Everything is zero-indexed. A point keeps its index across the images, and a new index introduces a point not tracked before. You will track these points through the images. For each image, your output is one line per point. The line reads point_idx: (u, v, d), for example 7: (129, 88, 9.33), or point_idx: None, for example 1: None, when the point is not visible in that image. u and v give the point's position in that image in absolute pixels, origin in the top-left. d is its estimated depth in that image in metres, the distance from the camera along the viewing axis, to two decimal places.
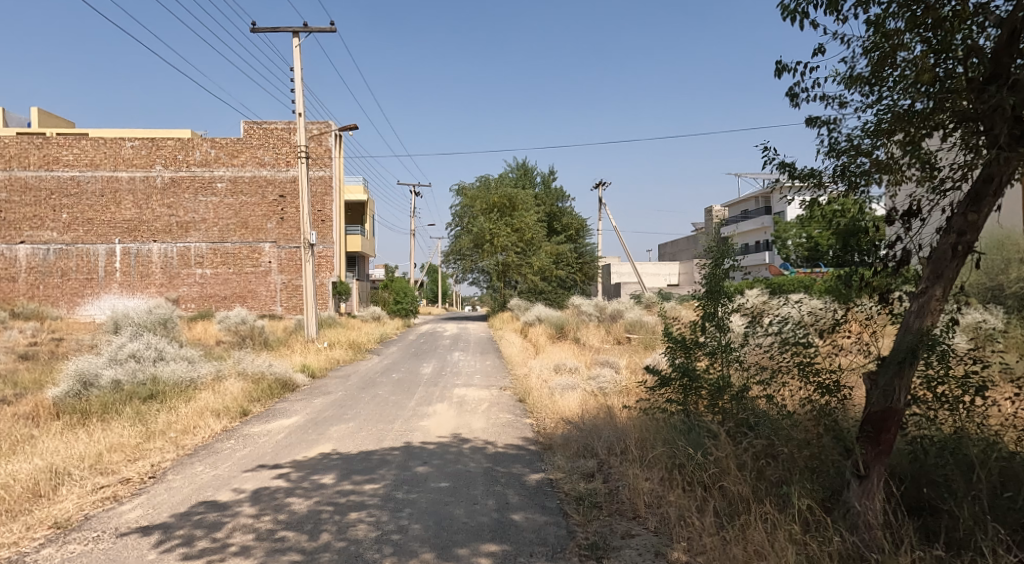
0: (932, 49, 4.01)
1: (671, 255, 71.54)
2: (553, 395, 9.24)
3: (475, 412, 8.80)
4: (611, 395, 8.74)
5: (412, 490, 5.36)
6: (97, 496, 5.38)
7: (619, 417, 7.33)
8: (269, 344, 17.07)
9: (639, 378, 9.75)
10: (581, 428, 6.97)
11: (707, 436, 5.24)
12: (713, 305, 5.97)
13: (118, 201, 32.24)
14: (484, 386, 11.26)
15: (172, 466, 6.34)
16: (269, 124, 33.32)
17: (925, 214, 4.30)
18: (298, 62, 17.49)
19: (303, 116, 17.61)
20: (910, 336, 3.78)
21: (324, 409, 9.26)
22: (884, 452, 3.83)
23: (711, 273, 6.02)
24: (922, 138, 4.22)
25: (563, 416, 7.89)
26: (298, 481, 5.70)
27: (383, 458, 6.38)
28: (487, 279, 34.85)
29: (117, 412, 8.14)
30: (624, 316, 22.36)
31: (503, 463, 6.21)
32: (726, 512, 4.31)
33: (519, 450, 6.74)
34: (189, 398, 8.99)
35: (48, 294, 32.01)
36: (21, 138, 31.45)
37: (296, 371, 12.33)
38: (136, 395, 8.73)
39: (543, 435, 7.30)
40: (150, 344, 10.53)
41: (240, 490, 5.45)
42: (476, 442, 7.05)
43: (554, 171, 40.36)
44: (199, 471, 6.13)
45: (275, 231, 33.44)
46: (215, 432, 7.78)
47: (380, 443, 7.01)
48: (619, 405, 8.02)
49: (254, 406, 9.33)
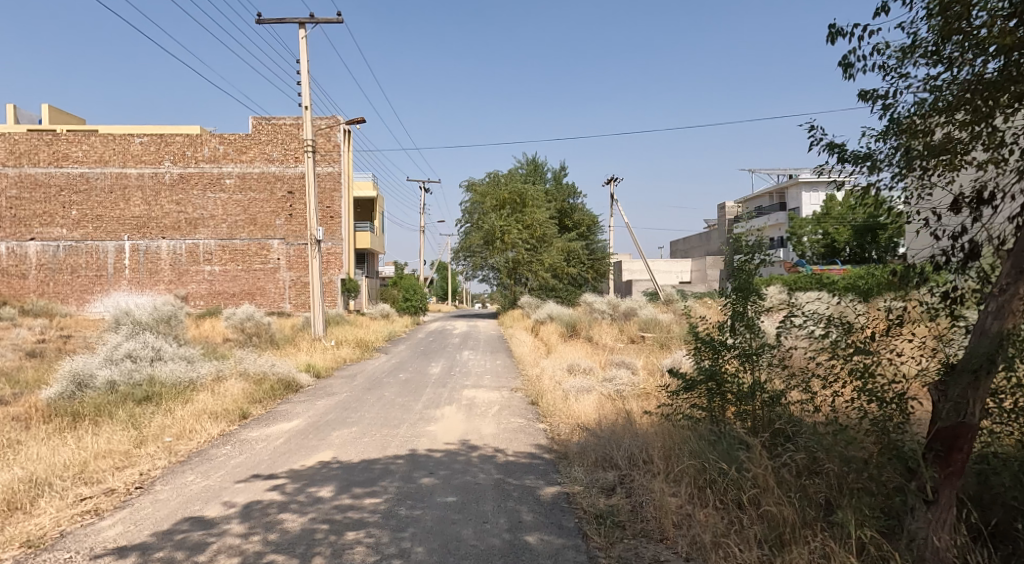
0: (1010, 10, 3.50)
1: (683, 253, 70.67)
2: (568, 398, 8.72)
3: (485, 416, 8.33)
4: (629, 398, 8.25)
5: (416, 506, 4.91)
6: (78, 510, 4.98)
7: (639, 424, 6.87)
8: (275, 342, 16.81)
9: (658, 380, 9.25)
10: (600, 434, 6.49)
11: (740, 448, 4.77)
12: (742, 304, 5.58)
13: (127, 198, 32.14)
14: (493, 387, 10.79)
15: (163, 474, 5.96)
16: (278, 120, 33.11)
17: (998, 201, 3.80)
18: (304, 53, 17.15)
19: (309, 108, 17.24)
20: (986, 339, 3.25)
21: (327, 412, 8.82)
22: (954, 474, 3.34)
23: (739, 269, 5.64)
24: (994, 115, 3.68)
25: (579, 422, 7.40)
26: (293, 494, 5.26)
27: (386, 468, 5.94)
28: (496, 276, 34.26)
29: (109, 414, 7.76)
30: (638, 313, 21.74)
31: (514, 473, 5.75)
32: (771, 542, 3.78)
33: (532, 458, 6.30)
34: (186, 399, 8.60)
35: (58, 290, 31.96)
36: (31, 134, 31.43)
37: (300, 371, 11.90)
38: (131, 396, 8.34)
39: (558, 443, 6.84)
40: (148, 343, 10.17)
41: (231, 504, 5.05)
42: (485, 450, 6.59)
43: (565, 167, 39.87)
44: (189, 481, 5.73)
45: (284, 228, 33.14)
46: (212, 437, 7.39)
47: (384, 450, 6.58)
48: (639, 410, 7.53)
49: (255, 408, 8.94)
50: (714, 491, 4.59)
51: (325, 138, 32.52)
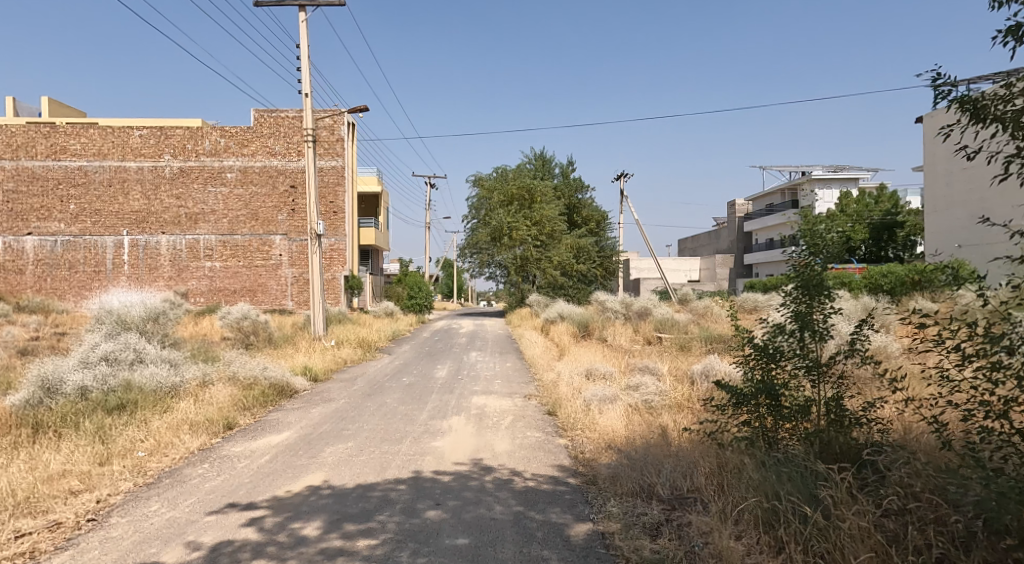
0: None
1: (691, 250, 69.62)
2: (591, 409, 7.76)
3: (498, 429, 7.42)
4: (661, 411, 7.34)
5: (421, 552, 4.01)
6: (8, 552, 4.11)
7: (676, 442, 5.97)
8: (273, 341, 16.03)
9: (689, 389, 8.31)
10: (636, 455, 5.57)
11: (818, 483, 4.00)
12: (807, 305, 4.96)
13: (126, 192, 31.41)
14: (505, 394, 9.90)
15: (123, 502, 5.09)
16: (281, 112, 32.34)
17: None
18: (303, 37, 16.29)
19: (309, 96, 16.40)
20: None
21: (323, 422, 7.95)
22: None
23: (803, 264, 5.04)
24: None
25: (607, 439, 6.47)
26: (273, 531, 4.36)
27: (384, 497, 5.02)
28: (504, 274, 33.26)
29: (75, 425, 6.88)
30: (653, 313, 20.85)
31: (536, 505, 4.83)
32: None
33: (556, 484, 5.38)
34: (166, 408, 7.71)
35: (55, 286, 31.16)
36: (28, 126, 30.64)
37: (295, 374, 11.01)
38: (102, 404, 7.45)
39: (583, 464, 5.94)
40: (128, 344, 9.32)
41: (195, 546, 4.17)
42: (501, 473, 5.68)
43: (573, 162, 39.09)
44: (152, 512, 4.84)
45: (286, 223, 32.35)
46: (190, 452, 6.53)
47: (383, 472, 5.67)
48: (674, 425, 6.61)
49: (242, 417, 8.08)
50: (782, 536, 3.75)
51: (329, 131, 31.64)
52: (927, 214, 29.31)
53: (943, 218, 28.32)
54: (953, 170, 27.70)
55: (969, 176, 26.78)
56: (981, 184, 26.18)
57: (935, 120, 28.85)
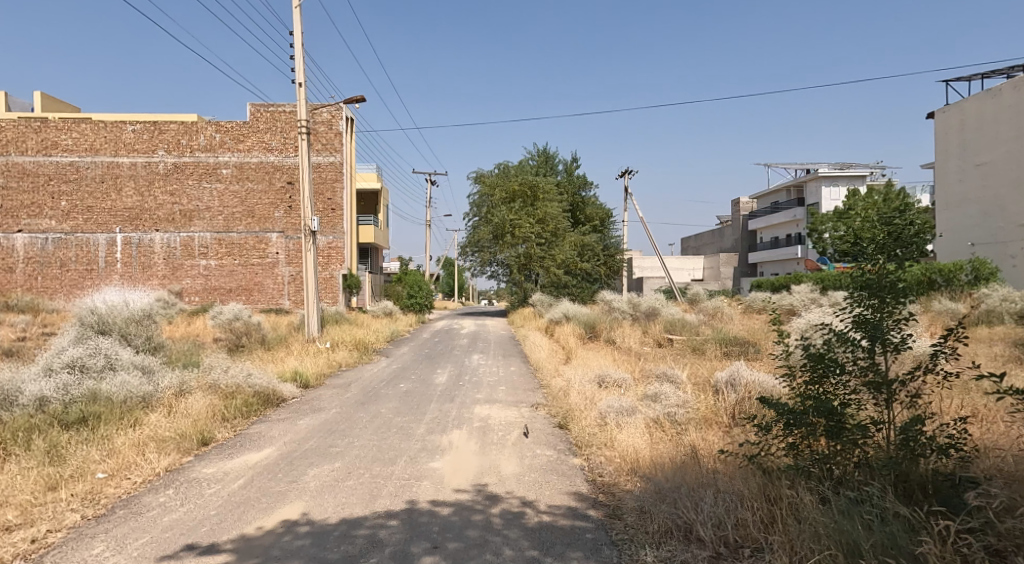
0: None
1: (693, 249, 68.83)
2: (607, 423, 6.95)
3: (504, 446, 6.62)
4: (685, 428, 6.50)
5: None
6: None
7: (710, 466, 5.12)
8: (264, 342, 15.18)
9: (715, 401, 7.49)
10: (667, 481, 4.72)
11: (917, 536, 3.18)
12: (877, 311, 4.17)
13: (118, 188, 30.63)
14: (511, 403, 9.11)
15: (63, 543, 4.28)
16: (278, 107, 31.55)
17: None
18: (298, 24, 15.47)
19: (303, 86, 15.59)
20: None
21: (309, 437, 7.15)
22: None
23: (872, 263, 4.25)
24: None
25: (629, 460, 5.64)
26: None
27: (372, 536, 4.22)
28: (506, 273, 32.46)
29: (24, 443, 6.09)
30: (662, 313, 20.03)
31: (553, 549, 4.04)
32: None
33: (576, 519, 4.56)
34: (134, 421, 6.93)
35: (46, 285, 30.40)
36: (18, 121, 29.85)
37: (283, 380, 10.22)
38: (61, 419, 6.67)
39: (606, 494, 5.10)
40: (99, 348, 8.53)
41: None
42: (509, 504, 4.87)
43: (577, 158, 38.27)
44: (94, 557, 4.04)
45: (283, 221, 31.55)
46: (154, 473, 5.75)
47: (372, 503, 4.89)
48: (706, 445, 5.75)
49: (221, 430, 7.29)
50: None
51: (327, 125, 30.76)
52: (940, 210, 28.49)
53: (956, 214, 27.54)
54: (965, 167, 26.87)
55: (983, 173, 25.89)
56: (995, 180, 25.25)
57: (947, 116, 27.96)
